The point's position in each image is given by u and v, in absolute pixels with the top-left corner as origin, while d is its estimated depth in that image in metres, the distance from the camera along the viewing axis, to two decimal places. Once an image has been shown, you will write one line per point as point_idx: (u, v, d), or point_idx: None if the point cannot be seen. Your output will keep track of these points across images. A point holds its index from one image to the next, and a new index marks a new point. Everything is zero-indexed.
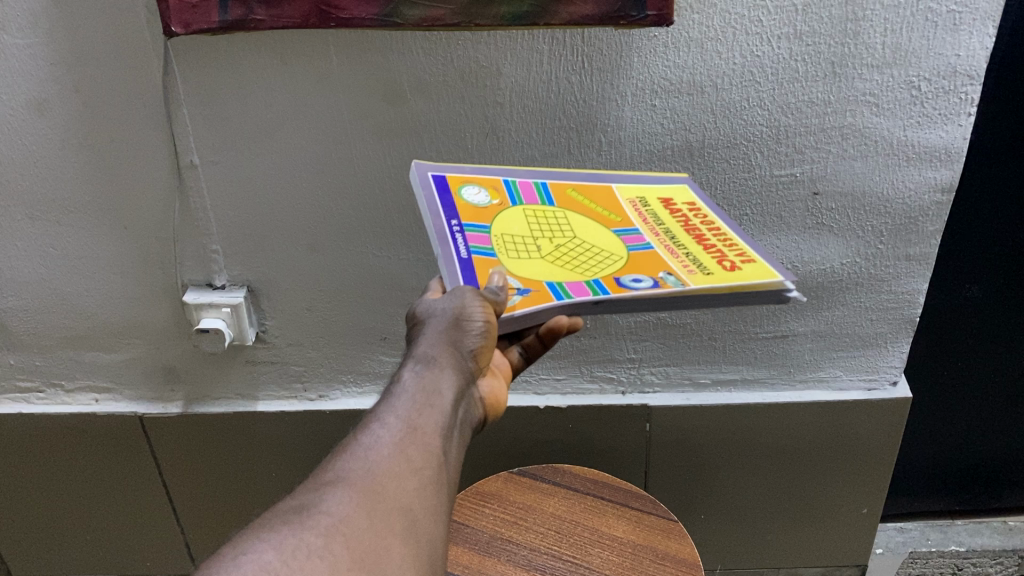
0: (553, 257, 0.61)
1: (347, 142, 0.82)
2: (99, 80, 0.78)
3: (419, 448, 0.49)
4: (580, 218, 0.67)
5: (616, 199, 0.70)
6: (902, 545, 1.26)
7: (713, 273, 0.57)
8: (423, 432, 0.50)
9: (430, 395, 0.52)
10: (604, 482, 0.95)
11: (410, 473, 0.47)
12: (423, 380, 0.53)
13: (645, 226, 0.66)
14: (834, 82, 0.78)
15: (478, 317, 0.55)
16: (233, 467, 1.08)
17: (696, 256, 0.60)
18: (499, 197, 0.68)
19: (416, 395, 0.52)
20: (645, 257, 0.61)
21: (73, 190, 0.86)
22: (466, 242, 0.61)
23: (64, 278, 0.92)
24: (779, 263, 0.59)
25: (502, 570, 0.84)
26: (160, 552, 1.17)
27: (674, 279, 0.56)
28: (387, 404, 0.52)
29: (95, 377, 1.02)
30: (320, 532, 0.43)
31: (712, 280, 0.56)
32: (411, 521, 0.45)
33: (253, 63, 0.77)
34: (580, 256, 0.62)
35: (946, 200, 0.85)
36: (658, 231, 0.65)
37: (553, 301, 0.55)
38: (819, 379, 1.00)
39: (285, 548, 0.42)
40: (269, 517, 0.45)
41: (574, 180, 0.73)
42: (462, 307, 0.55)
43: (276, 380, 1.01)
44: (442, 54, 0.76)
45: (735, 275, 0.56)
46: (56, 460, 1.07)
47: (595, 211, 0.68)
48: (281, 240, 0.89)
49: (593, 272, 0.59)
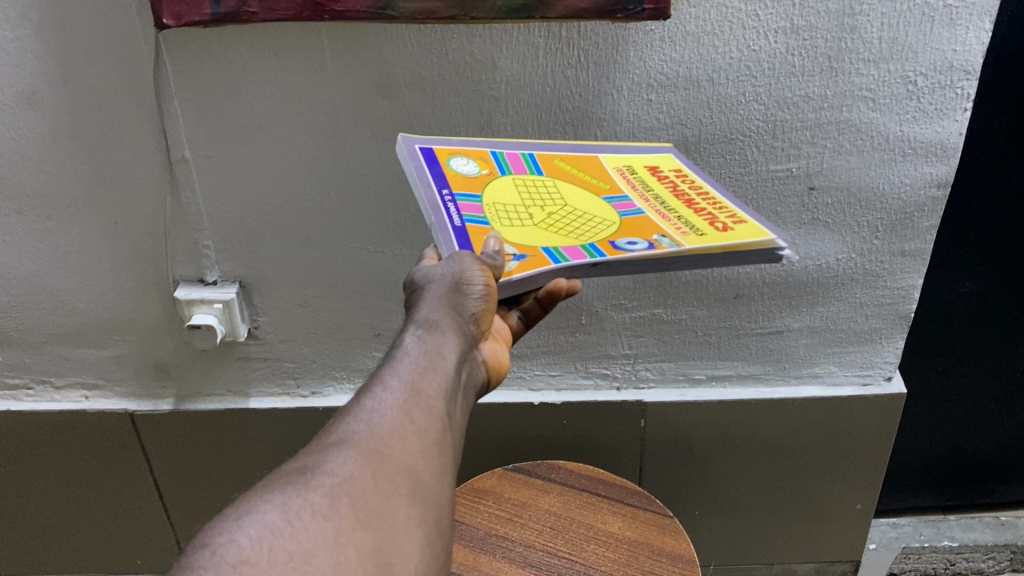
0: (546, 224, 0.61)
1: (340, 136, 0.81)
2: (89, 72, 0.77)
3: (422, 410, 0.48)
4: (570, 186, 0.66)
5: (603, 169, 0.70)
6: (896, 540, 1.26)
7: (707, 234, 0.57)
8: (426, 395, 0.49)
9: (433, 358, 0.51)
10: (599, 478, 0.95)
11: (414, 435, 0.46)
12: (426, 344, 0.52)
13: (635, 193, 0.66)
14: (831, 77, 0.77)
15: (478, 281, 0.54)
16: (225, 464, 1.07)
17: (687, 219, 0.60)
18: (488, 167, 0.67)
19: (419, 358, 0.50)
20: (638, 220, 0.61)
21: (63, 183, 0.84)
22: (458, 211, 0.61)
23: (53, 274, 0.91)
24: (771, 224, 0.59)
25: (498, 567, 0.84)
26: (151, 550, 1.16)
27: (669, 241, 0.56)
28: (389, 366, 0.50)
29: (85, 374, 1.01)
30: (324, 493, 0.42)
31: (708, 241, 0.56)
32: (417, 482, 0.45)
33: (245, 55, 0.76)
34: (573, 222, 0.61)
35: (941, 195, 0.85)
36: (647, 198, 0.65)
37: (550, 265, 0.55)
38: (813, 374, 1.00)
39: (289, 508, 0.41)
40: (273, 478, 0.44)
41: (559, 152, 0.72)
42: (461, 271, 0.55)
43: (269, 377, 1.01)
44: (437, 47, 0.76)
45: (730, 236, 0.56)
46: (44, 458, 1.06)
47: (582, 180, 0.68)
48: (274, 235, 0.88)
49: (588, 236, 0.59)
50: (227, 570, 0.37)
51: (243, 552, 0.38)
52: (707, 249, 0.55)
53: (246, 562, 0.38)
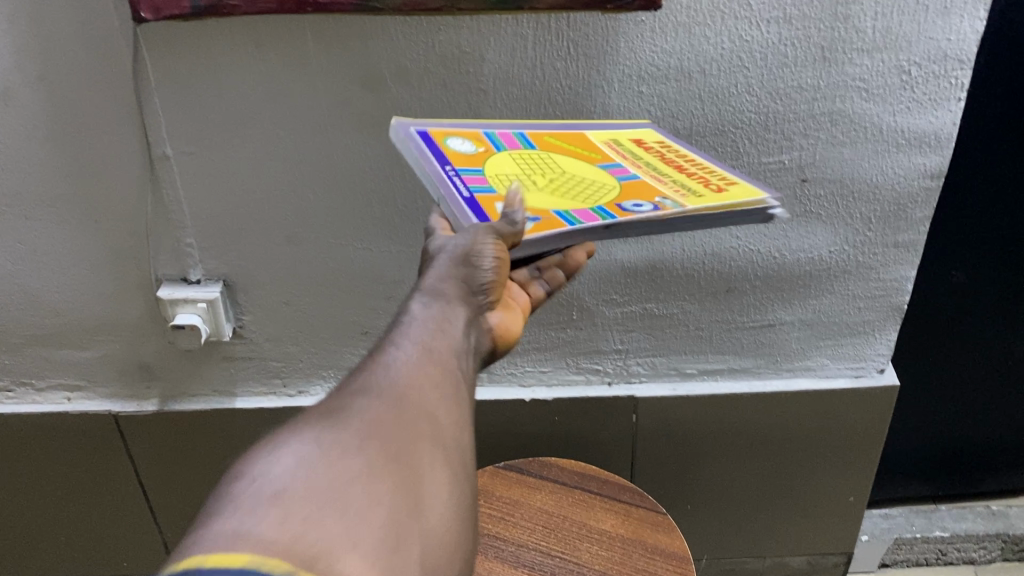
0: (550, 191, 0.60)
1: (325, 131, 0.79)
2: (66, 67, 0.75)
3: (437, 366, 0.47)
4: (564, 157, 0.65)
5: (592, 141, 0.69)
6: (887, 531, 1.24)
7: (705, 194, 0.56)
8: (439, 354, 0.48)
9: (442, 323, 0.50)
10: (589, 474, 0.94)
11: (432, 385, 0.45)
12: (436, 311, 0.50)
13: (625, 161, 0.65)
14: (824, 67, 0.76)
15: (489, 254, 0.53)
16: (212, 464, 1.05)
17: (682, 183, 0.59)
18: (484, 145, 0.66)
19: (429, 322, 0.49)
20: (636, 185, 0.60)
21: (41, 181, 0.82)
22: (465, 183, 0.59)
23: (32, 274, 0.89)
24: (763, 185, 0.58)
25: (491, 566, 0.83)
26: (138, 552, 1.15)
27: (671, 201, 0.55)
28: (398, 329, 0.49)
29: (67, 375, 0.98)
30: (353, 429, 0.40)
31: (711, 202, 0.54)
32: (438, 427, 0.43)
33: (226, 48, 0.74)
34: (575, 187, 0.60)
35: (935, 185, 0.84)
36: (639, 165, 0.64)
37: (560, 227, 0.54)
38: (806, 367, 0.99)
39: (320, 441, 0.39)
40: (291, 422, 0.41)
41: (548, 129, 0.71)
42: (471, 243, 0.53)
43: (255, 376, 0.99)
44: (423, 40, 0.74)
45: (728, 196, 0.56)
46: (26, 461, 1.04)
47: (577, 151, 0.66)
48: (259, 232, 0.86)
49: (593, 200, 0.58)
50: (264, 499, 0.35)
51: (281, 481, 0.36)
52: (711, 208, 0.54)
53: (286, 490, 0.35)
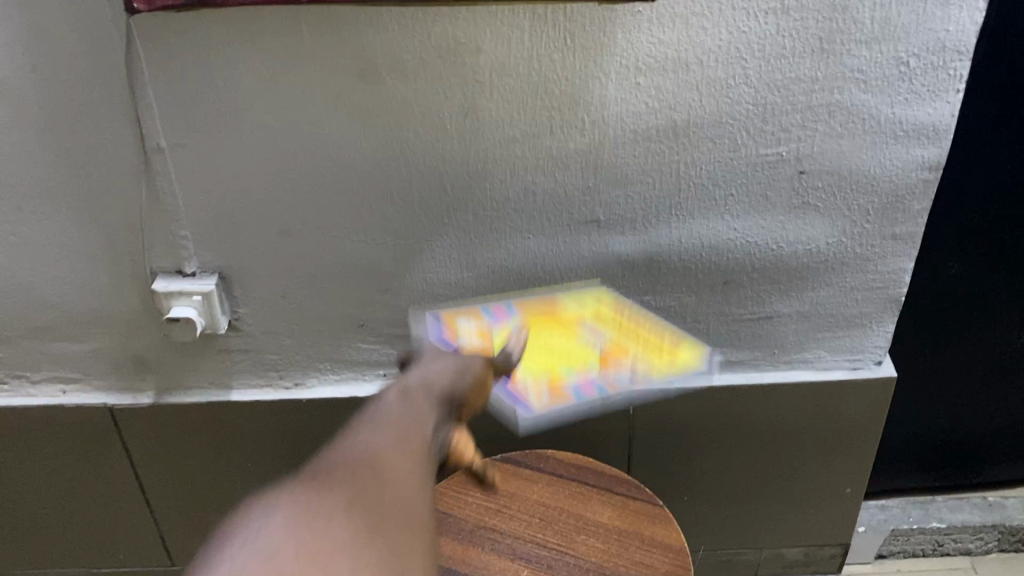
0: (557, 383, 0.83)
1: (320, 122, 0.79)
2: (58, 58, 0.74)
3: (416, 440, 0.46)
4: (558, 334, 0.86)
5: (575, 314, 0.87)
6: (884, 522, 1.23)
7: (664, 361, 0.87)
8: (417, 429, 0.47)
9: (417, 407, 0.50)
10: (587, 466, 0.93)
11: (414, 453, 0.45)
12: (413, 398, 0.51)
13: (607, 337, 0.87)
14: (822, 58, 0.76)
15: (466, 376, 0.59)
16: (208, 457, 1.05)
17: (645, 349, 0.87)
18: (489, 338, 0.80)
19: (406, 406, 0.50)
20: (619, 358, 0.86)
21: (34, 172, 0.82)
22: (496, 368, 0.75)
23: (25, 266, 0.89)
24: (697, 349, 0.91)
25: (487, 560, 0.83)
26: (134, 544, 1.14)
27: (648, 373, 0.84)
28: (374, 408, 0.49)
29: (62, 368, 0.98)
30: (338, 490, 0.39)
31: (680, 368, 0.86)
32: (420, 494, 0.42)
33: (221, 39, 0.74)
34: (575, 372, 0.84)
35: (933, 177, 0.84)
36: (617, 342, 0.87)
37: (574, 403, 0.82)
38: (803, 359, 0.99)
39: (305, 501, 0.37)
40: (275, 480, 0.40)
41: (529, 303, 0.88)
42: (446, 369, 0.58)
43: (250, 369, 0.98)
44: (419, 31, 0.73)
45: (678, 362, 0.87)
46: (21, 454, 1.04)
47: (563, 319, 0.86)
48: (254, 224, 0.86)
49: (594, 387, 0.83)
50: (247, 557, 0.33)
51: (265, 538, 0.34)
52: (684, 373, 0.86)
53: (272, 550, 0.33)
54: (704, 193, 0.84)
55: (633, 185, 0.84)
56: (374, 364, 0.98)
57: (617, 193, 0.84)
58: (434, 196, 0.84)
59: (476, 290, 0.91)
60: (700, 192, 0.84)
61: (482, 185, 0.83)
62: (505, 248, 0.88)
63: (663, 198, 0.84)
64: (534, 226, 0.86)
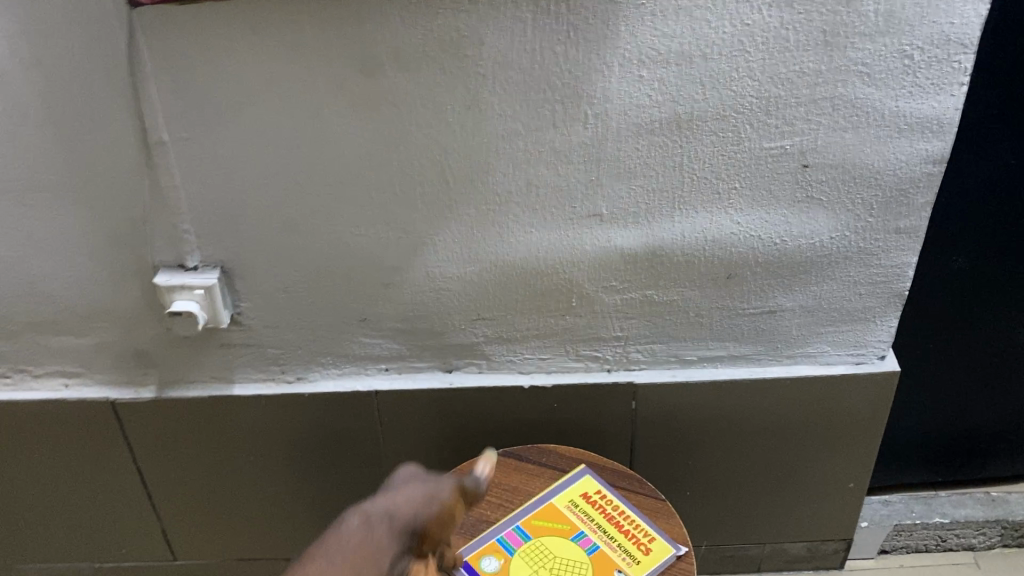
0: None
1: (322, 115, 0.78)
2: (61, 51, 0.74)
3: None
4: (553, 541, 0.83)
5: (569, 518, 0.86)
6: (887, 517, 1.22)
7: (641, 560, 0.81)
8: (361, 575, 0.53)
9: (368, 546, 0.56)
10: (592, 461, 0.93)
11: None
12: (368, 532, 0.57)
13: (596, 535, 0.84)
14: (826, 52, 0.76)
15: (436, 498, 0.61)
16: (210, 452, 1.05)
17: (625, 549, 0.82)
18: (502, 555, 0.82)
19: (354, 545, 0.55)
20: (600, 565, 0.81)
21: (36, 166, 0.82)
22: None
23: (28, 260, 0.89)
24: (666, 533, 0.84)
25: (490, 551, 0.83)
26: (137, 539, 1.14)
27: None
28: (330, 547, 0.56)
29: (64, 362, 0.98)
30: None
31: (645, 568, 0.80)
32: None
33: (223, 31, 0.73)
34: (562, 568, 0.81)
35: (936, 171, 0.83)
36: (604, 540, 0.83)
37: None
38: (806, 354, 0.99)
39: None
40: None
41: (528, 512, 0.87)
42: (419, 494, 0.62)
43: (253, 364, 0.98)
44: (421, 24, 0.73)
45: (653, 555, 0.81)
46: (23, 449, 1.03)
47: (552, 527, 0.85)
48: (256, 218, 0.85)
49: None
50: None
51: None
52: None
53: None
54: (707, 187, 0.84)
55: (637, 178, 0.83)
56: (377, 359, 0.98)
57: (619, 186, 0.84)
58: (436, 189, 0.84)
59: (479, 283, 0.91)
60: (703, 186, 0.84)
61: (485, 179, 0.83)
62: (507, 242, 0.87)
63: (666, 191, 0.84)
64: (536, 220, 0.86)
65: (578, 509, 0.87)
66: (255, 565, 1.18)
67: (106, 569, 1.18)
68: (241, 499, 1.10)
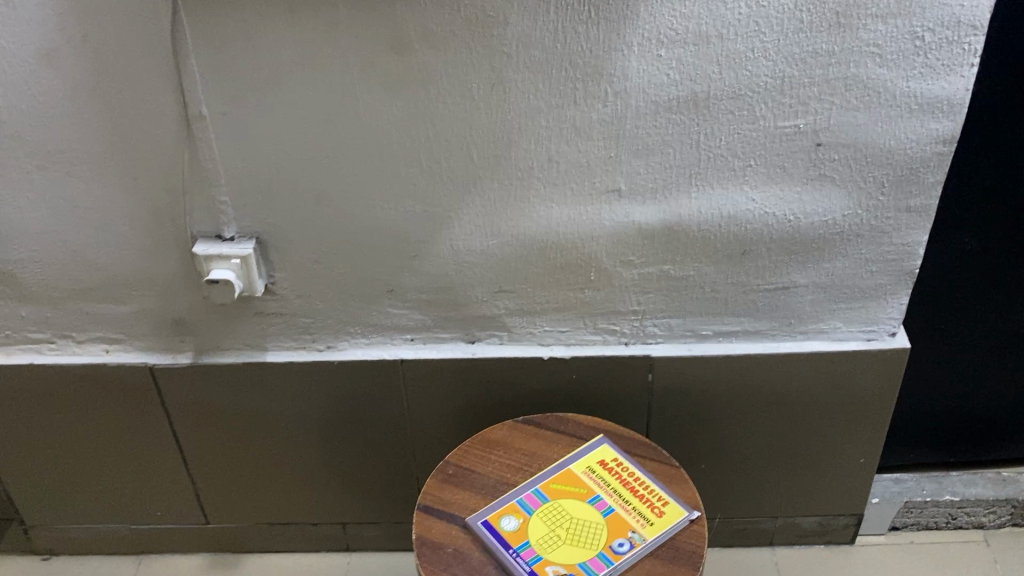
0: (567, 536, 0.83)
1: (353, 93, 0.82)
2: (108, 30, 0.79)
3: None
4: (570, 503, 0.86)
5: (585, 481, 0.89)
6: (898, 494, 1.25)
7: (654, 521, 0.84)
8: None
9: None
10: (608, 429, 0.97)
11: None
12: None
13: (612, 498, 0.87)
14: (838, 32, 0.79)
15: None
16: (242, 419, 1.09)
17: (639, 511, 0.86)
18: (522, 515, 0.85)
19: None
20: (615, 524, 0.84)
21: (83, 140, 0.86)
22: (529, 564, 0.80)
23: (74, 230, 0.93)
24: (679, 497, 0.87)
25: (509, 507, 0.86)
26: (172, 502, 1.19)
27: (639, 537, 0.82)
28: None
29: (106, 328, 1.03)
30: None
31: (657, 530, 0.83)
32: None
33: (261, 11, 0.78)
34: (580, 528, 0.84)
35: (947, 150, 0.86)
36: (618, 503, 0.87)
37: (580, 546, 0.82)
38: (819, 330, 1.02)
39: None
40: None
41: (547, 475, 0.90)
42: None
43: (285, 332, 1.03)
44: (449, 4, 0.77)
45: (665, 518, 0.84)
46: (66, 413, 1.08)
47: (569, 490, 0.88)
48: (290, 191, 0.90)
49: (592, 541, 0.82)
50: None
51: None
52: (658, 538, 0.82)
53: None
54: (723, 164, 0.87)
55: (654, 155, 0.87)
56: (403, 329, 1.02)
57: (637, 163, 0.87)
58: (461, 164, 0.87)
59: (502, 256, 0.94)
60: (719, 163, 0.87)
61: (508, 155, 0.87)
62: (530, 216, 0.91)
63: (682, 167, 0.87)
64: (557, 195, 0.90)
65: (594, 476, 0.90)
66: (284, 530, 1.23)
67: (143, 531, 1.23)
68: (271, 464, 1.14)
